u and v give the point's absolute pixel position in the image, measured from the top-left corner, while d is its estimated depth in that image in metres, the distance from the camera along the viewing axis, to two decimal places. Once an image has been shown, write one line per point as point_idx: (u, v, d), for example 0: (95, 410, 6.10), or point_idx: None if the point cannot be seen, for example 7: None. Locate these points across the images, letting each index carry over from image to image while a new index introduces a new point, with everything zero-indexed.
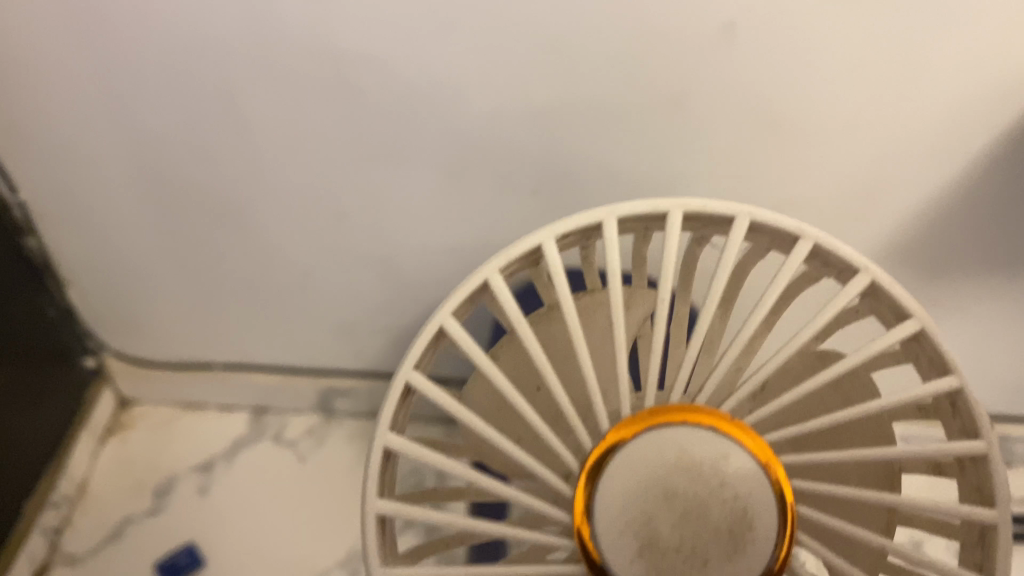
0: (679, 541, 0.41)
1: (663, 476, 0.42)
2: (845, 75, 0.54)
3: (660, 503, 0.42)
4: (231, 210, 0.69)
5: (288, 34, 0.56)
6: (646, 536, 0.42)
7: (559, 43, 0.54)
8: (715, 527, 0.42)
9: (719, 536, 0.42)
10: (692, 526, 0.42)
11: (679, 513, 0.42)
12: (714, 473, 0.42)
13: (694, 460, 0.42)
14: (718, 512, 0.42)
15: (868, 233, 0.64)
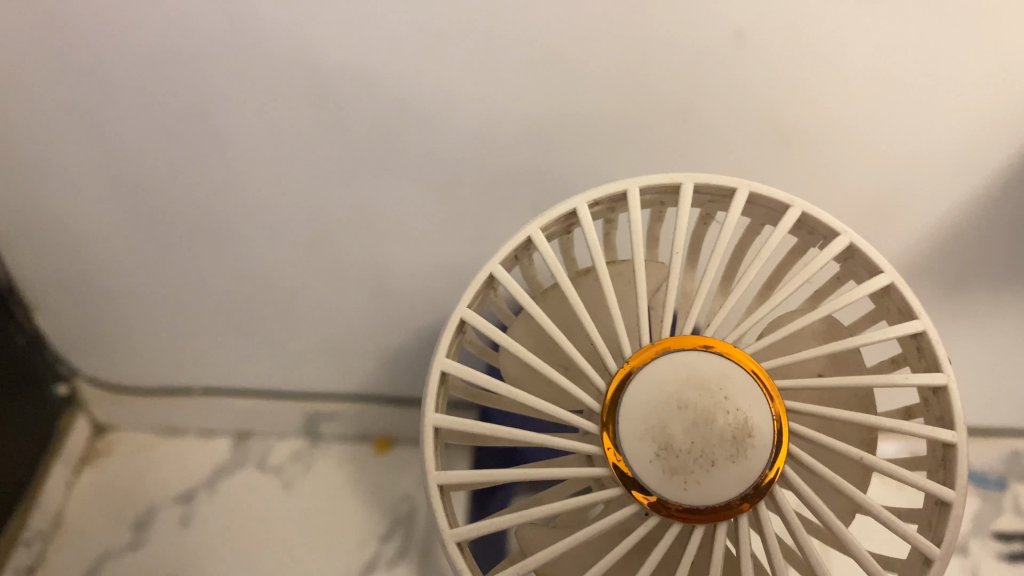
0: (692, 451, 0.42)
1: (677, 395, 0.43)
2: (860, 87, 0.52)
3: (673, 416, 0.42)
4: (209, 230, 0.66)
5: (270, 46, 0.53)
6: (660, 446, 0.42)
7: (555, 55, 0.52)
8: (725, 440, 0.42)
9: (729, 449, 0.42)
10: (704, 438, 0.42)
11: (691, 425, 0.42)
12: (724, 391, 0.43)
13: (706, 380, 0.43)
14: (728, 425, 0.42)
15: (882, 248, 0.61)
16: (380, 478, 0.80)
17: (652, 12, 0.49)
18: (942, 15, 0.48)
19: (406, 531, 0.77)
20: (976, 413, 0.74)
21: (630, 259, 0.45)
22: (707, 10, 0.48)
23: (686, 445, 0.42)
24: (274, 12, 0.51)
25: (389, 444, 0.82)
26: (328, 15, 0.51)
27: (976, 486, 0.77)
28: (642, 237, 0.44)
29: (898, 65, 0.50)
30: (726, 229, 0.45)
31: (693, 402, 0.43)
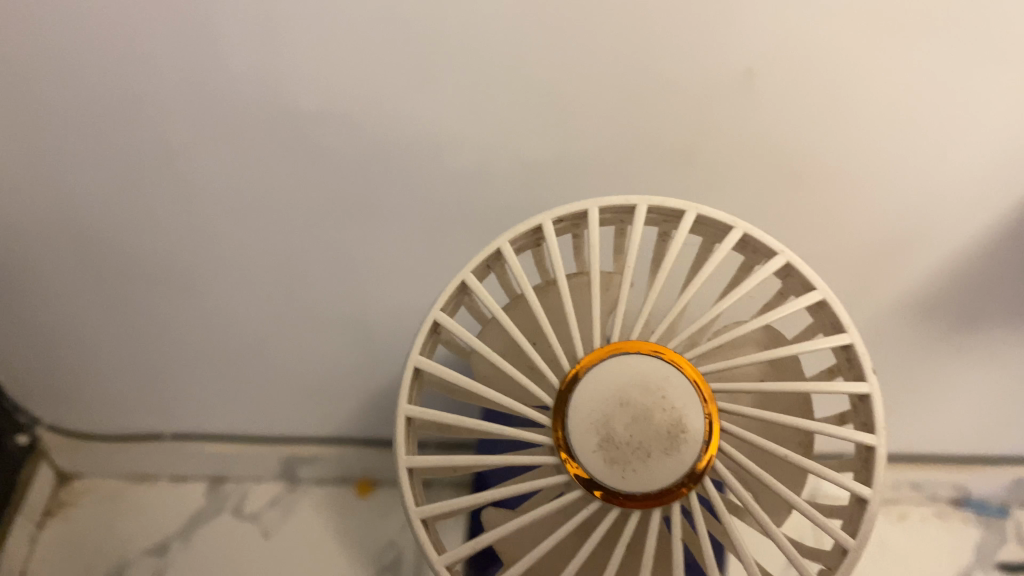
0: (626, 448, 0.38)
1: (612, 391, 0.39)
2: (873, 128, 0.49)
3: (607, 412, 0.38)
4: (176, 276, 0.61)
5: (242, 87, 0.49)
6: (601, 441, 0.38)
7: (550, 95, 0.48)
8: (662, 437, 0.38)
9: (665, 446, 0.38)
10: (639, 434, 0.38)
11: (626, 421, 0.38)
12: (665, 385, 0.39)
13: (645, 376, 0.39)
14: (665, 420, 0.38)
15: (889, 286, 0.59)
16: (363, 523, 0.76)
17: (654, 49, 0.46)
18: (962, 54, 0.45)
19: None
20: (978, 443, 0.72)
21: (588, 274, 0.40)
22: (713, 47, 0.46)
23: (620, 442, 0.38)
24: (247, 52, 0.47)
25: (371, 486, 0.78)
26: (305, 58, 0.47)
27: (977, 515, 0.75)
28: (597, 257, 0.40)
29: (915, 107, 0.48)
30: (674, 247, 0.40)
31: (630, 397, 0.39)
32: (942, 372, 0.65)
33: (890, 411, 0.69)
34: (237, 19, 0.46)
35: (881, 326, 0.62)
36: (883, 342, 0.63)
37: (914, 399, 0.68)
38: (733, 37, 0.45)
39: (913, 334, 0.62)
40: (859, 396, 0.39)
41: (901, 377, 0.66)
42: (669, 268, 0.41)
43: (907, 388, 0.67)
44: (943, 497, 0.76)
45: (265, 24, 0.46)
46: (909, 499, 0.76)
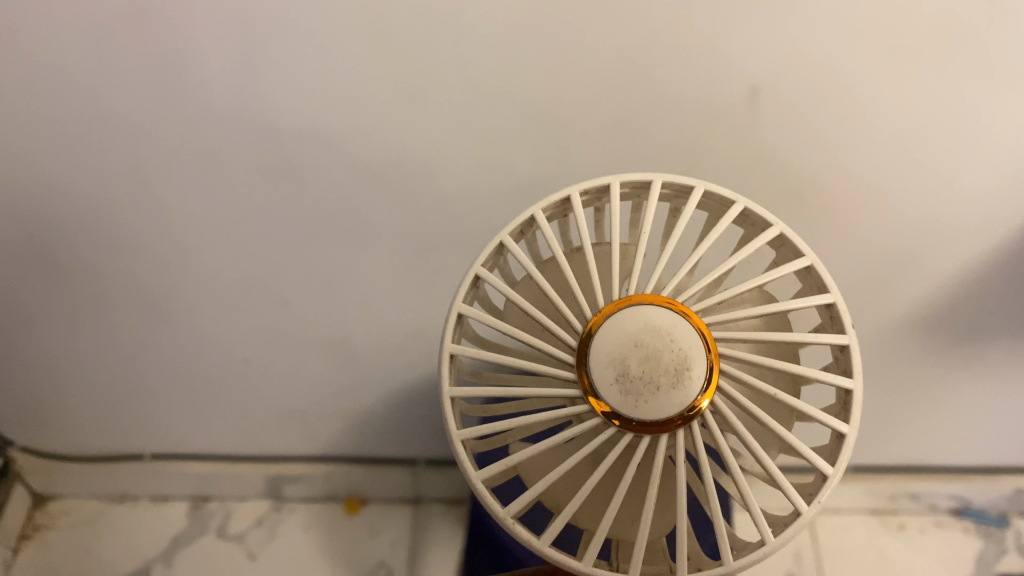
0: (633, 385, 0.34)
1: (621, 329, 0.35)
2: (881, 147, 0.47)
3: (613, 350, 0.35)
4: (152, 297, 0.59)
5: (220, 106, 0.46)
6: (620, 375, 0.35)
7: (544, 112, 0.46)
8: (669, 375, 0.34)
9: (672, 385, 0.34)
10: (646, 371, 0.34)
11: (634, 358, 0.35)
12: (673, 323, 0.35)
13: (653, 314, 0.35)
14: (670, 357, 0.34)
15: (891, 303, 0.57)
16: (352, 542, 0.74)
17: (653, 67, 0.44)
18: (976, 71, 0.43)
19: None
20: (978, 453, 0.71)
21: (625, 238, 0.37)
22: (715, 65, 0.44)
23: (628, 380, 0.34)
24: (225, 69, 0.45)
25: (359, 503, 0.76)
26: (285, 75, 0.45)
27: (976, 525, 0.74)
28: (622, 219, 0.36)
29: (926, 128, 0.46)
30: (682, 220, 0.37)
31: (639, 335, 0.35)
32: (944, 386, 0.64)
33: (891, 423, 0.67)
34: (214, 35, 0.43)
35: (884, 342, 0.60)
36: (885, 356, 0.61)
37: (914, 412, 0.67)
38: (734, 55, 0.43)
39: (916, 349, 0.60)
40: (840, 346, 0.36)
41: (902, 390, 0.64)
42: (677, 238, 0.38)
43: (908, 402, 0.66)
44: (942, 508, 0.74)
45: (243, 41, 0.44)
46: (908, 509, 0.75)
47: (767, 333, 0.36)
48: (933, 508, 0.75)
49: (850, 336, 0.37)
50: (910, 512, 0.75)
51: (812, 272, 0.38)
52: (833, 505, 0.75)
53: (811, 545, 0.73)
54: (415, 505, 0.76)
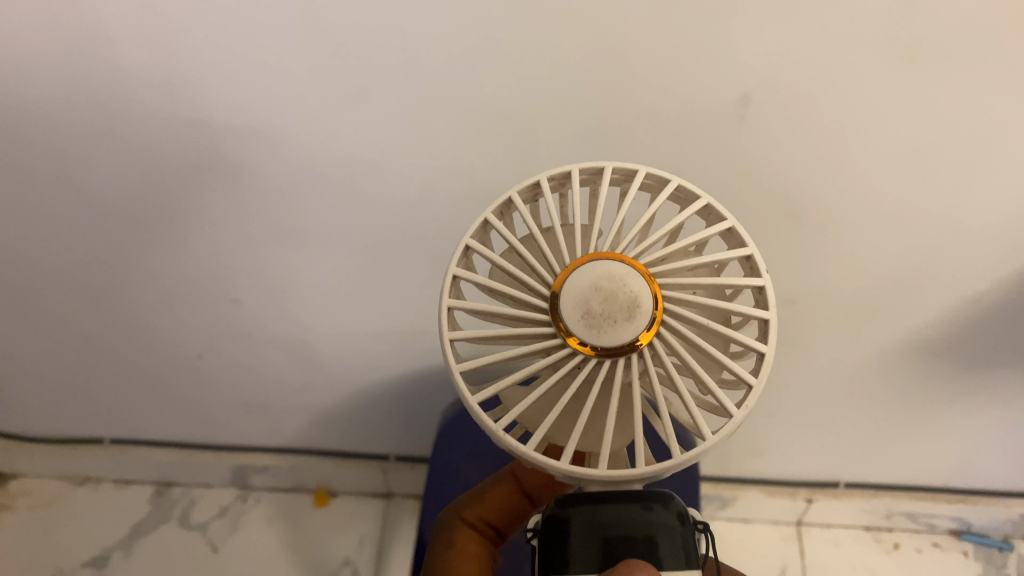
0: (600, 323, 0.30)
1: (577, 272, 0.31)
2: (884, 167, 0.42)
3: (570, 290, 0.31)
4: (93, 290, 0.55)
5: (143, 99, 0.41)
6: (585, 315, 0.31)
7: (507, 115, 0.41)
8: (629, 310, 0.30)
9: (632, 320, 0.30)
10: (605, 308, 0.31)
11: (592, 295, 0.31)
12: (628, 262, 0.31)
13: (605, 255, 0.32)
14: (627, 292, 0.31)
15: (894, 326, 0.52)
16: (318, 536, 0.72)
17: (627, 69, 0.39)
18: (1001, 86, 0.38)
19: None
20: (983, 477, 0.66)
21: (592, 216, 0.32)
22: (698, 69, 0.38)
23: (591, 321, 0.31)
24: (146, 62, 0.40)
25: (328, 495, 0.74)
26: (213, 68, 0.40)
27: (977, 548, 0.70)
28: (569, 191, 0.32)
29: (937, 150, 0.41)
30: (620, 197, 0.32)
31: (595, 280, 0.31)
32: (950, 410, 0.59)
33: (890, 440, 0.63)
34: (129, 25, 0.38)
35: (885, 363, 0.55)
36: (887, 378, 0.56)
37: (917, 433, 0.62)
38: (721, 59, 0.38)
39: (920, 372, 0.56)
40: (754, 284, 0.31)
41: (904, 412, 0.60)
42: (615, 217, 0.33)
43: (909, 424, 0.61)
44: (942, 527, 0.70)
45: (164, 33, 0.38)
46: (906, 525, 0.70)
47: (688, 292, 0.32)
48: (934, 527, 0.70)
49: (765, 279, 0.32)
50: (907, 529, 0.71)
51: (733, 233, 0.34)
52: (823, 520, 0.71)
53: (796, 561, 0.70)
54: (388, 499, 0.74)
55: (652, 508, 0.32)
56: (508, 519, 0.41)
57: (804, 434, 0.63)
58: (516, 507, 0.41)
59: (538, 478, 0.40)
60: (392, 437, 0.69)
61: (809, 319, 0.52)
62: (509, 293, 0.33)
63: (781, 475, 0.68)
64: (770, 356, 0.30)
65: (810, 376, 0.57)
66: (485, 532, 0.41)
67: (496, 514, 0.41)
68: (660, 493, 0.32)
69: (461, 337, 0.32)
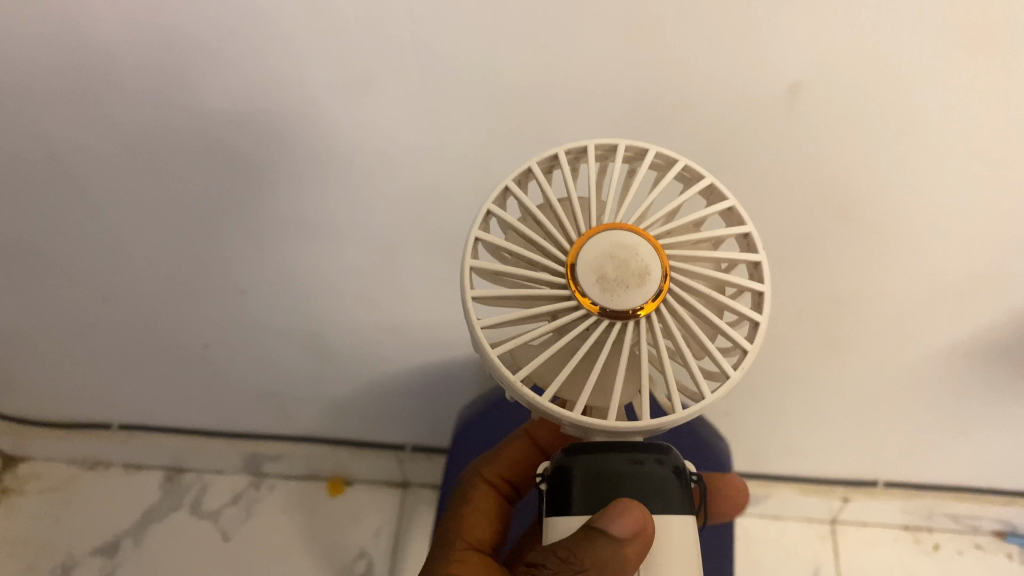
0: (610, 290, 0.29)
1: (592, 237, 0.30)
2: (946, 163, 0.38)
3: (584, 253, 0.30)
4: (95, 275, 0.52)
5: (134, 86, 0.38)
6: (597, 280, 0.29)
7: (528, 104, 0.37)
8: (640, 278, 0.29)
9: (643, 288, 0.29)
10: (618, 275, 0.29)
11: (606, 262, 0.29)
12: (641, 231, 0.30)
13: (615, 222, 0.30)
14: (639, 260, 0.29)
15: (948, 330, 0.48)
16: (333, 526, 0.69)
17: (662, 53, 0.35)
18: None
19: None
20: None
21: (608, 190, 0.30)
22: (741, 52, 0.35)
23: (602, 286, 0.29)
24: (135, 46, 0.36)
25: (343, 483, 0.71)
26: (206, 53, 0.36)
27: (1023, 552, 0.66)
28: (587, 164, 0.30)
29: (1009, 144, 0.37)
30: (630, 176, 0.30)
31: (611, 249, 0.30)
32: (1003, 413, 0.55)
33: (936, 443, 0.59)
34: (116, 6, 0.35)
35: (936, 366, 0.51)
36: (935, 381, 0.53)
37: (966, 437, 0.58)
38: (767, 40, 0.34)
39: (973, 375, 0.52)
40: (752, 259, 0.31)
41: (953, 416, 0.56)
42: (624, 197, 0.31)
43: (957, 427, 0.57)
44: (987, 530, 0.67)
45: (150, 13, 0.35)
46: (948, 527, 0.67)
47: (686, 267, 0.31)
48: (979, 529, 0.67)
49: (762, 257, 0.31)
50: (949, 530, 0.67)
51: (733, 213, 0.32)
52: (859, 519, 0.68)
53: (830, 561, 0.67)
54: (405, 489, 0.71)
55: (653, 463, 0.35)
56: (524, 471, 0.46)
57: (843, 435, 0.60)
58: (527, 462, 0.47)
59: (547, 430, 0.47)
60: (409, 428, 0.66)
61: (855, 320, 0.48)
62: (531, 260, 0.31)
63: (817, 473, 0.65)
64: (763, 328, 0.30)
65: (853, 378, 0.53)
66: (502, 487, 0.46)
67: (512, 469, 0.46)
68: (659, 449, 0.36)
69: (480, 294, 0.30)
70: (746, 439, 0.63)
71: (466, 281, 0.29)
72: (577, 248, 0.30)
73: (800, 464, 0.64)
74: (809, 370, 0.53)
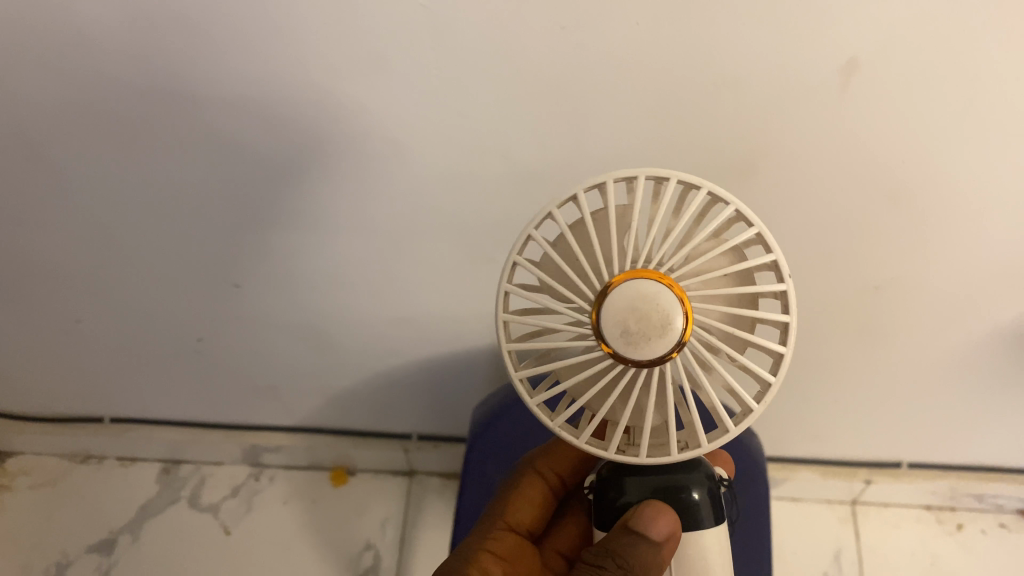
0: (634, 342, 0.28)
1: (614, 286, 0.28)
2: (1000, 141, 0.35)
3: (605, 306, 0.28)
4: (80, 269, 0.49)
5: (114, 69, 0.35)
6: (621, 332, 0.28)
7: (552, 84, 0.34)
8: (662, 329, 0.28)
9: (667, 338, 0.28)
10: (641, 326, 0.28)
11: (628, 315, 0.28)
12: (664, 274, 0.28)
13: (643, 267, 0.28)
14: (662, 310, 0.28)
15: (992, 313, 0.45)
16: (338, 517, 0.67)
17: (702, 28, 0.32)
18: None
19: None
20: None
21: (637, 236, 0.27)
22: (790, 25, 0.31)
23: (625, 338, 0.28)
24: (114, 26, 0.33)
25: (347, 473, 0.69)
26: (196, 30, 0.33)
27: None
28: (609, 216, 0.27)
29: None
30: (650, 227, 0.27)
31: (636, 301, 0.28)
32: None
33: (965, 425, 0.57)
34: None
35: (975, 351, 0.49)
36: (973, 365, 0.50)
37: (998, 418, 0.56)
38: (820, 12, 0.31)
39: (1012, 358, 0.49)
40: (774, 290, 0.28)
41: (987, 398, 0.53)
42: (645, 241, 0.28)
43: (990, 409, 0.55)
44: (1012, 510, 0.65)
45: None
46: (973, 508, 0.65)
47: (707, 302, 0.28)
48: (1004, 509, 0.65)
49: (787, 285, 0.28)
50: (973, 511, 0.65)
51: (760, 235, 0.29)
52: (880, 500, 0.66)
53: (852, 543, 0.65)
54: (411, 477, 0.69)
55: (689, 475, 0.35)
56: (576, 469, 0.44)
57: (870, 419, 0.57)
58: (584, 460, 0.44)
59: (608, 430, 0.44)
60: (416, 418, 0.63)
61: (890, 306, 0.46)
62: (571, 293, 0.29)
63: (839, 456, 0.63)
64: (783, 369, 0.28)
65: (885, 363, 0.51)
66: (552, 484, 0.44)
67: (568, 468, 0.44)
68: (691, 460, 0.36)
69: (515, 327, 0.29)
70: (767, 424, 0.60)
71: (502, 316, 0.29)
72: (604, 300, 0.28)
73: (823, 446, 0.62)
74: (838, 356, 0.51)
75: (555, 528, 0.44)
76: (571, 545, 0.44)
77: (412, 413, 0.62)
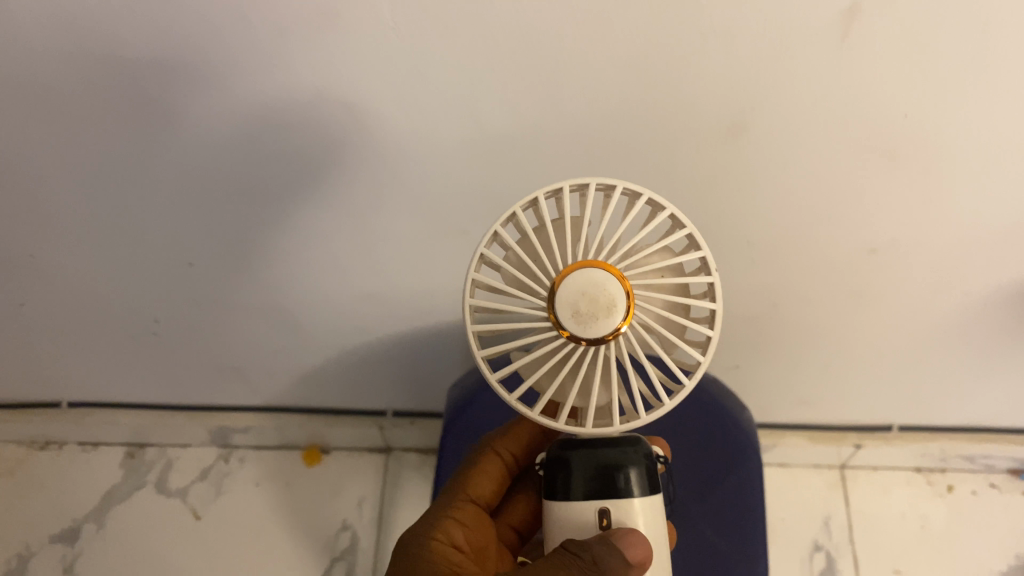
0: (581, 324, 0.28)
1: (564, 270, 0.28)
2: (1009, 90, 0.32)
3: (556, 288, 0.28)
4: (19, 250, 0.45)
5: (33, 35, 0.31)
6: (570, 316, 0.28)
7: (523, 38, 0.31)
8: (609, 314, 0.28)
9: (612, 321, 0.28)
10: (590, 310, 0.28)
11: (580, 298, 0.27)
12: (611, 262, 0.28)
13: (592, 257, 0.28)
14: (610, 297, 0.28)
15: (991, 272, 0.43)
16: (311, 497, 0.65)
17: None
18: None
19: (345, 570, 0.61)
20: None
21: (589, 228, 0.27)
22: None
23: (574, 319, 0.28)
24: None
25: (319, 453, 0.66)
26: None
27: None
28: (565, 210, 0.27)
29: None
30: (600, 226, 0.28)
31: (586, 286, 0.28)
32: None
33: (959, 386, 0.55)
34: None
35: (972, 312, 0.46)
36: (968, 326, 0.48)
37: (991, 378, 0.54)
38: None
39: (1011, 318, 0.47)
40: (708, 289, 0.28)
41: (982, 358, 0.51)
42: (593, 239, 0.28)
43: (985, 369, 0.53)
44: (1003, 469, 0.63)
45: None
46: (963, 468, 0.64)
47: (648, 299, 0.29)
48: (995, 469, 0.64)
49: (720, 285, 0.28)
50: (963, 470, 0.64)
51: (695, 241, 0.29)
52: (869, 463, 0.64)
53: (841, 508, 0.63)
54: (387, 454, 0.67)
55: (625, 451, 0.32)
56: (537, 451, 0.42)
57: (861, 383, 0.55)
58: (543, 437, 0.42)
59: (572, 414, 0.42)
60: (389, 394, 0.61)
61: (884, 268, 0.43)
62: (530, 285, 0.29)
63: (828, 420, 0.61)
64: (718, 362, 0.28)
65: (877, 327, 0.49)
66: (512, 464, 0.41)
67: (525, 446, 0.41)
68: (628, 437, 0.33)
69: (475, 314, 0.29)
70: (754, 392, 0.58)
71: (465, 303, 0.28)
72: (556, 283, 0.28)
73: (811, 411, 0.60)
74: (828, 320, 0.48)
75: (508, 501, 0.43)
76: (526, 519, 0.42)
77: (386, 389, 0.59)
